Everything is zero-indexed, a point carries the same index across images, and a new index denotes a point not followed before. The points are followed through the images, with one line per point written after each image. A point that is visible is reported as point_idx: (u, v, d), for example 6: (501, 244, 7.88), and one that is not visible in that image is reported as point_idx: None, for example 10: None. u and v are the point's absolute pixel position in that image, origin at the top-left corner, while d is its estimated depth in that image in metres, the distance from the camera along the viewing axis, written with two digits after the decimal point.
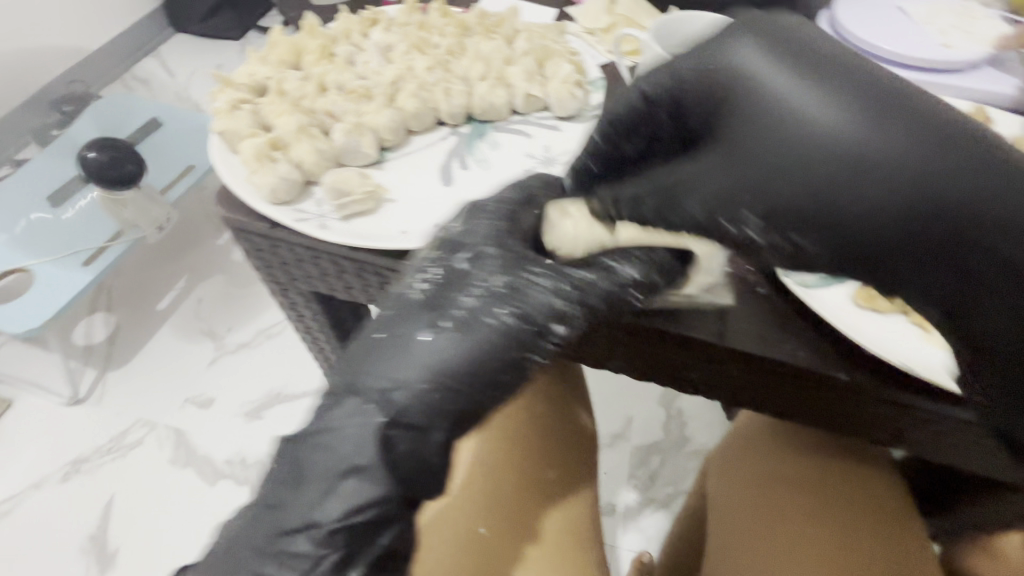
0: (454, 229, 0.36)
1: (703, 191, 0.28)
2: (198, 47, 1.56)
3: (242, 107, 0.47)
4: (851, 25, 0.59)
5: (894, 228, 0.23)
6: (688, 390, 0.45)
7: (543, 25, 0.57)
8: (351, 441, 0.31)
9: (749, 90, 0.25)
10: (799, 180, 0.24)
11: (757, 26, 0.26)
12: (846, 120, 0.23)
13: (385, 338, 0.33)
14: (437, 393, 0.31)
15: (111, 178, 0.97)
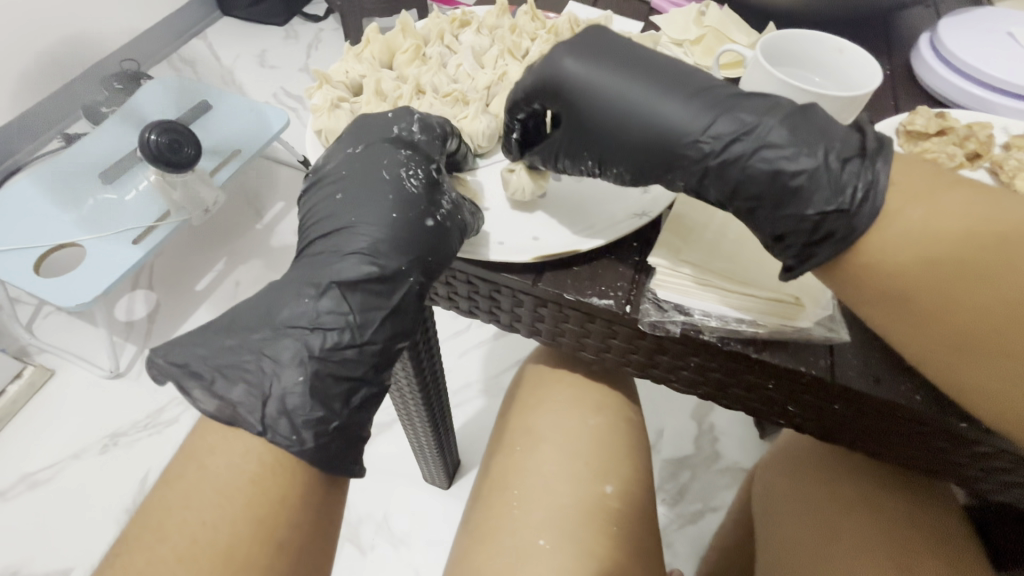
0: (413, 132, 0.44)
1: (563, 146, 0.43)
2: (246, 33, 1.57)
3: (341, 105, 0.48)
4: (955, 47, 0.56)
5: (659, 145, 0.39)
6: (779, 423, 0.44)
7: (637, 35, 0.55)
8: (331, 270, 0.39)
9: (574, 85, 0.41)
10: (612, 134, 0.40)
11: (576, 43, 0.41)
12: (625, 94, 0.39)
13: (362, 195, 0.41)
14: (404, 245, 0.40)
15: (172, 161, 1.00)
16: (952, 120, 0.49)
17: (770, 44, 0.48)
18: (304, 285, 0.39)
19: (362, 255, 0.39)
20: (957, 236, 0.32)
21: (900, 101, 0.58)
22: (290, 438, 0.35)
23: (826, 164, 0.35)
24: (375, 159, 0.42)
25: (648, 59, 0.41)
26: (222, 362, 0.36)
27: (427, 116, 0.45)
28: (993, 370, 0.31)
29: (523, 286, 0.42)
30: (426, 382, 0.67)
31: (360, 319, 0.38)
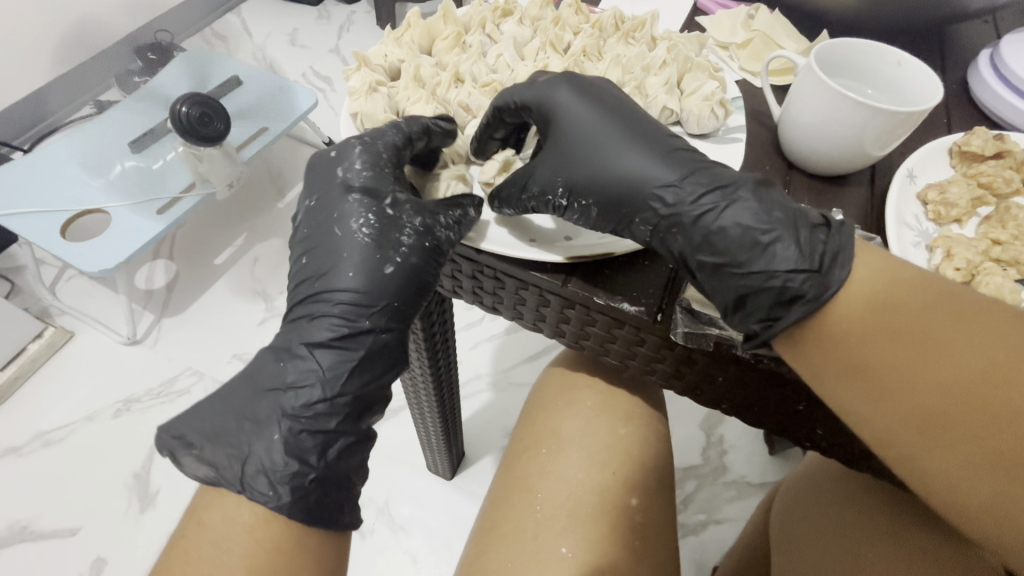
0: (360, 174, 0.43)
1: (535, 172, 0.42)
2: (280, 11, 1.57)
3: (379, 89, 0.47)
4: (1016, 64, 0.53)
5: (626, 193, 0.39)
6: (806, 445, 0.42)
7: (684, 35, 0.54)
8: (300, 329, 0.40)
9: (563, 116, 0.42)
10: (586, 167, 0.41)
11: (573, 79, 0.43)
12: (607, 134, 0.41)
13: (321, 250, 0.42)
14: (369, 295, 0.40)
15: (202, 134, 1.00)
16: (1012, 144, 0.47)
17: (825, 52, 0.46)
18: (280, 350, 0.40)
19: (325, 311, 0.40)
20: (907, 302, 0.33)
21: (953, 120, 0.55)
22: (267, 495, 0.36)
23: (794, 228, 0.36)
24: (329, 212, 0.42)
25: (613, 100, 0.42)
26: (209, 429, 0.37)
27: (372, 143, 0.44)
28: (940, 446, 0.31)
29: (553, 287, 0.41)
30: (440, 375, 0.67)
31: (337, 371, 0.39)
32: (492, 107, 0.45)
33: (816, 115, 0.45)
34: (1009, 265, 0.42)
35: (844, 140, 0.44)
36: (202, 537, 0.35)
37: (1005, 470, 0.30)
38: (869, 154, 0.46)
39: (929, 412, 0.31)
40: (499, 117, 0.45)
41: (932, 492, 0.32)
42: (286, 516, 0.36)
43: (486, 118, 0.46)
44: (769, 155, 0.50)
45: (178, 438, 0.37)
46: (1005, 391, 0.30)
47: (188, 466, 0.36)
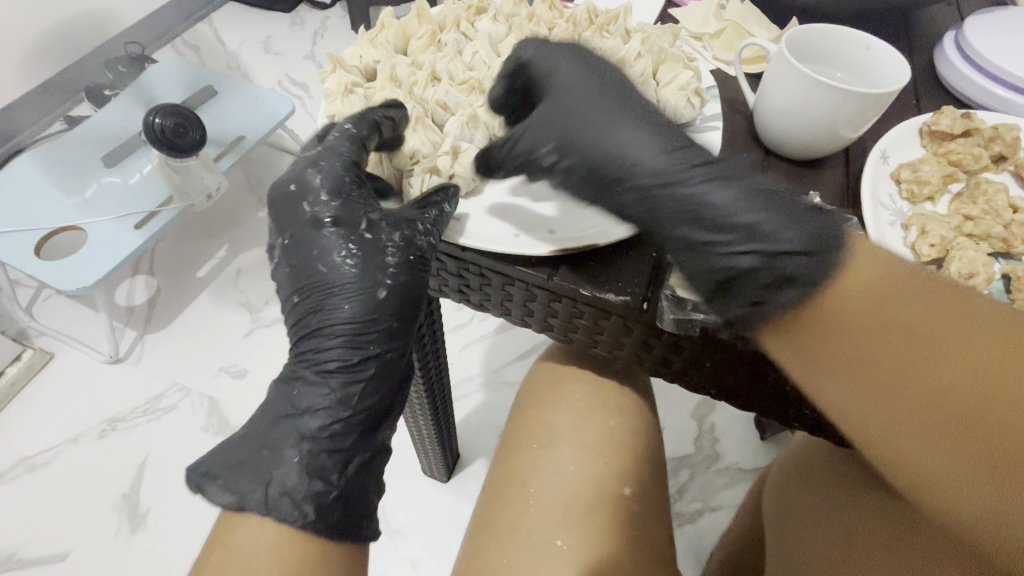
0: (328, 201, 0.41)
1: (530, 137, 0.40)
2: (252, 18, 1.55)
3: (355, 90, 0.46)
4: (978, 44, 0.55)
5: (616, 164, 0.37)
6: (794, 425, 0.42)
7: (657, 27, 0.54)
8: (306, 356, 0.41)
9: (562, 80, 0.40)
10: (581, 129, 0.38)
11: (578, 46, 0.41)
12: (608, 100, 0.38)
13: (309, 285, 0.41)
14: (369, 317, 0.40)
15: (177, 145, 0.99)
16: (978, 121, 0.48)
17: (797, 38, 0.47)
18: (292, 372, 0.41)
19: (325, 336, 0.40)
20: (914, 296, 0.31)
21: (922, 101, 0.56)
22: (292, 514, 0.36)
23: (790, 203, 0.34)
24: (309, 245, 0.42)
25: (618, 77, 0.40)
26: (231, 459, 0.38)
27: (328, 166, 0.42)
28: (945, 446, 0.30)
29: (539, 281, 0.41)
30: (431, 372, 0.66)
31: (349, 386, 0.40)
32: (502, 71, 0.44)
33: (791, 102, 0.46)
34: (980, 240, 0.43)
35: (819, 124, 0.45)
36: (230, 556, 0.35)
37: (1003, 464, 0.29)
38: (842, 138, 0.47)
39: (931, 411, 0.30)
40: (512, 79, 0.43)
41: (924, 491, 0.31)
42: (310, 527, 0.36)
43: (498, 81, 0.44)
44: (747, 143, 0.51)
45: (204, 474, 0.38)
46: (1004, 386, 0.29)
47: (213, 495, 0.36)
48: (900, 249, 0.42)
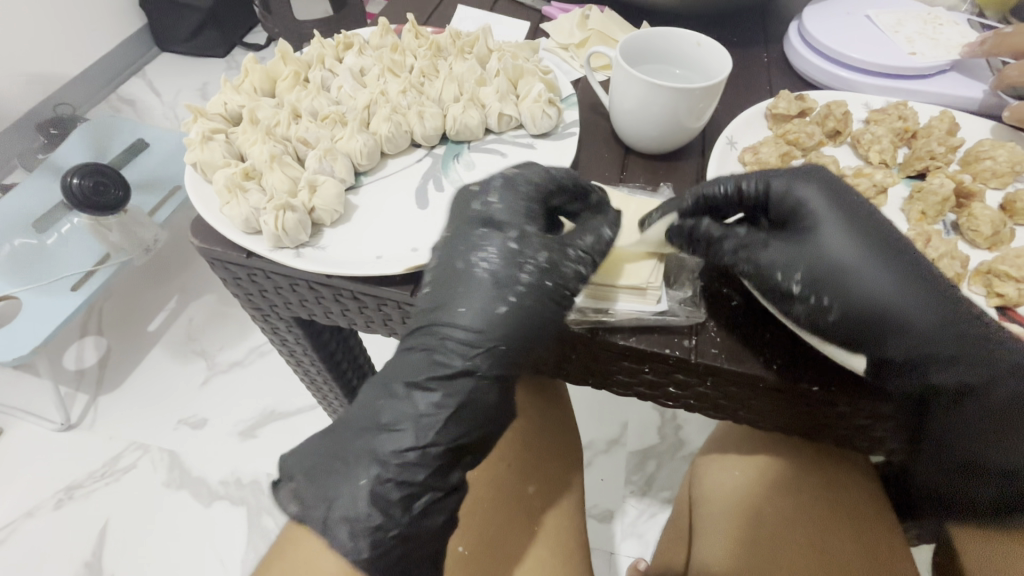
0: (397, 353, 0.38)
1: (476, 249, 0.37)
2: (183, 68, 1.56)
3: (215, 136, 0.47)
4: (815, 30, 0.59)
5: (527, 264, 0.37)
6: (671, 403, 0.45)
7: (516, 44, 0.57)
8: (428, 345, 0.37)
9: (491, 203, 0.39)
10: (502, 243, 0.38)
11: (505, 183, 0.40)
12: (510, 213, 0.38)
13: (531, 279, 0.37)
14: (508, 330, 0.36)
15: (98, 204, 0.97)
16: (811, 102, 0.52)
17: (632, 43, 0.49)
18: (413, 347, 0.37)
19: (465, 344, 0.36)
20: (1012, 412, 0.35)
21: (775, 85, 0.60)
22: None
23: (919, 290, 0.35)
24: (444, 298, 0.37)
25: (516, 192, 0.39)
26: None
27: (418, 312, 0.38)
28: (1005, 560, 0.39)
29: (403, 298, 0.42)
30: (346, 379, 0.68)
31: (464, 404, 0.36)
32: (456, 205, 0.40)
33: (635, 103, 0.49)
34: None
35: (663, 120, 0.48)
36: None
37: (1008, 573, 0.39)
38: (690, 129, 0.50)
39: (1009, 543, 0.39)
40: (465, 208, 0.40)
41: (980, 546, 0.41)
42: None
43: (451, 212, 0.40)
44: (612, 142, 0.54)
45: None
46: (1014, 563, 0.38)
47: None
48: None
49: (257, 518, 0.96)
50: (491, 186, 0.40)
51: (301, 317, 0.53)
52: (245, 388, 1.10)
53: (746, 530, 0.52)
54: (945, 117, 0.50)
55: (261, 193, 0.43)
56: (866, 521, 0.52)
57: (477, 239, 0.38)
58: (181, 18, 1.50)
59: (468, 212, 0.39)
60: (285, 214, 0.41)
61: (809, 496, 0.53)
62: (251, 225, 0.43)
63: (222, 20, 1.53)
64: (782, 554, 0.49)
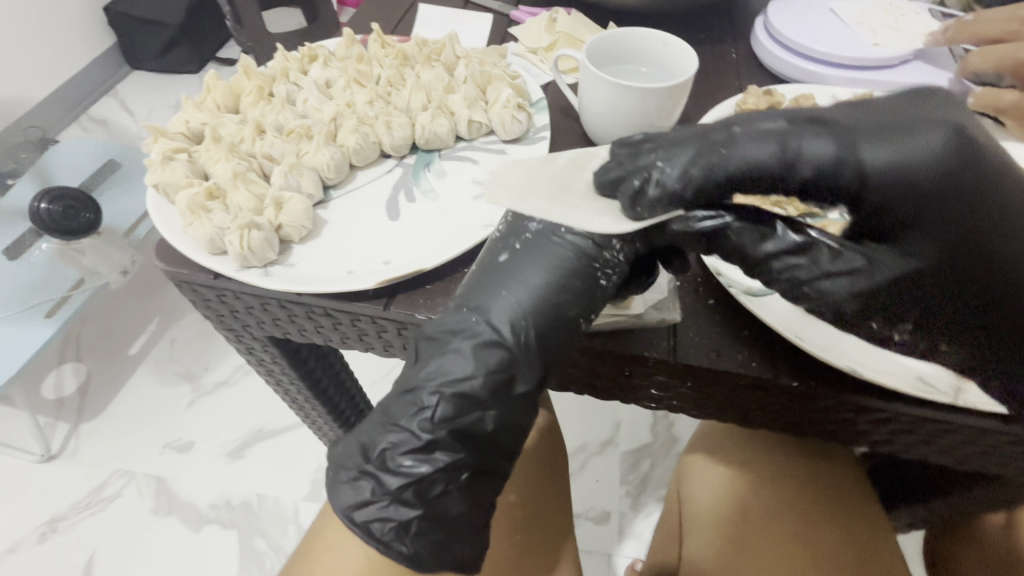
0: (426, 370, 0.35)
1: (511, 276, 0.35)
2: (155, 87, 1.53)
3: (177, 156, 0.45)
4: (780, 25, 0.59)
5: (569, 258, 0.35)
6: (654, 405, 0.44)
7: (484, 50, 0.56)
8: (454, 330, 0.35)
9: (523, 239, 0.36)
10: (536, 254, 0.35)
11: (524, 219, 0.36)
12: (536, 244, 0.35)
13: (561, 256, 0.35)
14: (541, 312, 0.34)
15: (70, 228, 0.95)
16: (779, 96, 0.53)
17: (597, 45, 0.49)
18: (442, 357, 0.35)
19: (493, 323, 0.34)
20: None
21: (744, 81, 0.60)
22: None
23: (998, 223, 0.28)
24: (483, 300, 0.35)
25: (532, 229, 0.36)
26: None
27: (445, 343, 0.35)
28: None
29: (376, 312, 0.41)
30: (330, 398, 0.67)
31: (497, 378, 0.34)
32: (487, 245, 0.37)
33: (604, 104, 0.48)
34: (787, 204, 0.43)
35: (632, 120, 0.48)
36: None
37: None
38: (660, 128, 0.49)
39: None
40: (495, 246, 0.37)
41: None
42: None
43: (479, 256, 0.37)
44: (584, 144, 0.54)
45: None
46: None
47: None
48: None
49: (249, 541, 0.94)
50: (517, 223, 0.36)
51: (276, 336, 0.51)
52: (231, 408, 1.08)
53: (735, 529, 0.52)
54: None
55: (225, 212, 0.42)
56: (853, 515, 0.52)
57: (509, 257, 0.35)
58: (152, 36, 1.48)
59: (492, 255, 0.36)
60: (251, 232, 0.40)
61: (796, 493, 0.53)
62: (216, 246, 0.41)
63: (193, 37, 1.51)
64: (772, 554, 0.49)
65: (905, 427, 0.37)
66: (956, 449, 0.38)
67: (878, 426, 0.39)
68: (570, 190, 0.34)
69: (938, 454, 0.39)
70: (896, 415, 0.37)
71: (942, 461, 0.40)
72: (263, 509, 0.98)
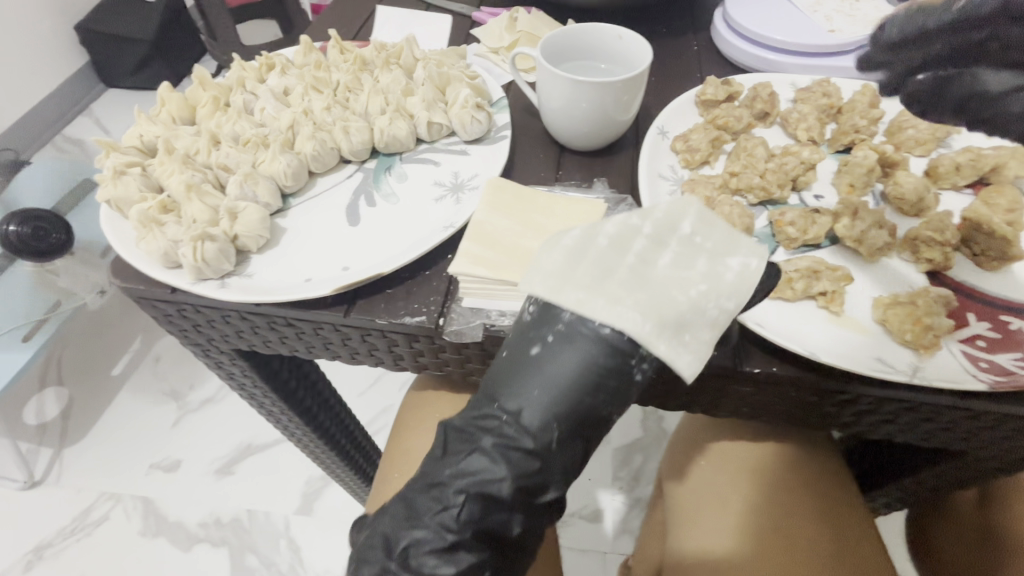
0: (453, 470, 0.34)
1: (543, 381, 0.32)
2: (132, 104, 1.51)
3: (130, 170, 0.45)
4: (738, 16, 0.59)
5: (602, 361, 0.31)
6: None
7: (443, 52, 0.56)
8: (483, 426, 0.34)
9: (556, 335, 0.32)
10: (567, 355, 0.32)
11: (560, 312, 0.32)
12: (569, 340, 0.32)
13: (591, 360, 0.31)
14: (571, 409, 0.32)
15: (43, 250, 0.93)
16: (737, 86, 0.53)
17: (553, 42, 0.49)
18: (465, 455, 0.34)
19: (521, 424, 0.32)
20: None
21: (706, 72, 0.61)
22: None
23: None
24: (508, 400, 0.33)
25: (570, 325, 0.32)
26: None
27: (472, 443, 0.34)
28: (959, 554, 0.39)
29: (336, 319, 0.41)
30: (310, 411, 0.66)
31: (527, 483, 0.33)
32: (516, 331, 0.34)
33: (561, 101, 0.48)
34: (746, 192, 0.46)
35: (590, 116, 0.48)
36: None
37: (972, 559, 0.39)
38: (619, 122, 0.49)
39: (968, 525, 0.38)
40: (523, 334, 0.33)
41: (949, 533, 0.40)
42: None
43: (509, 341, 0.34)
44: (546, 142, 0.53)
45: None
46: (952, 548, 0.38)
47: None
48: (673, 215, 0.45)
49: (240, 558, 0.93)
50: (549, 314, 0.32)
51: (243, 349, 0.51)
52: (218, 425, 1.07)
53: (717, 520, 0.52)
54: (866, 90, 0.51)
55: (179, 225, 0.42)
56: (832, 502, 0.52)
57: (537, 356, 0.32)
58: (126, 53, 1.46)
59: (523, 349, 0.33)
60: (204, 244, 0.39)
61: (776, 478, 0.53)
62: (170, 260, 0.41)
63: (168, 52, 1.49)
64: (752, 547, 0.49)
65: (868, 408, 0.38)
66: (925, 427, 0.39)
67: (846, 409, 0.39)
68: (609, 278, 0.32)
69: (903, 433, 0.40)
70: (858, 396, 0.37)
71: (906, 438, 0.41)
72: (253, 525, 0.96)
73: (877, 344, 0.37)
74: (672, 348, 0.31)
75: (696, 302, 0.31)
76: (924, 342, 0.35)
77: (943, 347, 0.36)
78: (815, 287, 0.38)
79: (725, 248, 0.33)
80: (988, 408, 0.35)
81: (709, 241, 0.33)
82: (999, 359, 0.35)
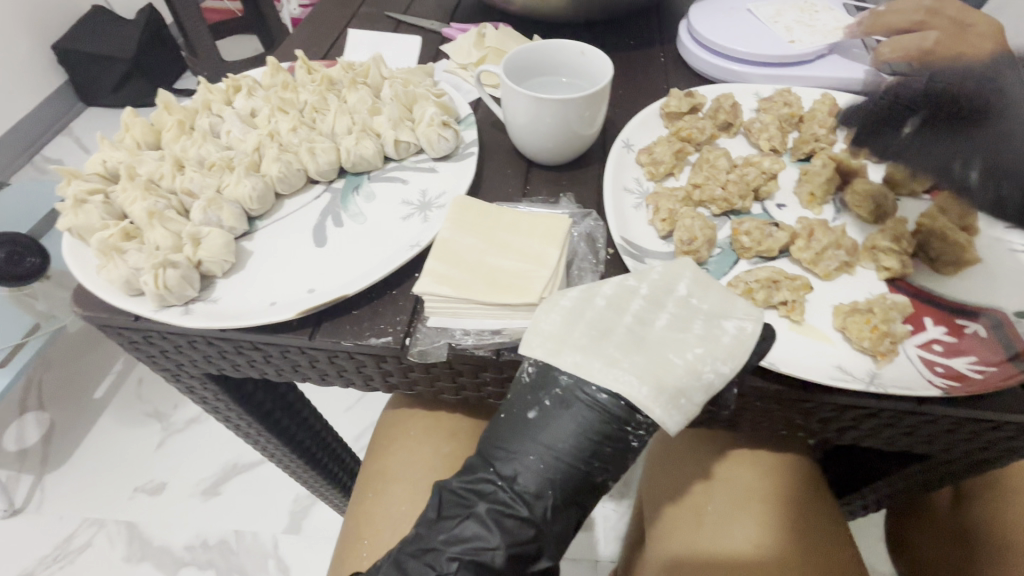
0: (450, 535, 0.37)
1: (540, 443, 0.36)
2: (114, 122, 1.50)
3: (92, 198, 0.44)
4: (700, 28, 0.60)
5: (594, 424, 0.35)
6: None
7: (409, 70, 0.57)
8: (480, 489, 0.37)
9: (554, 399, 0.36)
10: (561, 418, 0.36)
11: (559, 378, 0.36)
12: (565, 403, 0.36)
13: (584, 424, 0.36)
14: (562, 474, 0.36)
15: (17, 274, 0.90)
16: (699, 97, 0.53)
17: (515, 59, 0.50)
18: (462, 519, 0.37)
19: (516, 488, 0.36)
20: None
21: (672, 83, 0.61)
22: None
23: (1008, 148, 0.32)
24: (505, 461, 0.37)
25: (568, 390, 0.36)
26: None
27: (470, 505, 0.37)
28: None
29: (300, 342, 0.41)
30: (289, 432, 0.65)
31: (520, 551, 0.36)
32: (515, 394, 0.38)
33: (525, 117, 0.48)
34: (709, 203, 0.46)
35: (554, 132, 0.48)
36: None
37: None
38: (583, 136, 0.50)
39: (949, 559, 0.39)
40: (521, 398, 0.38)
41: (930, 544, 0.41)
42: None
43: (508, 403, 0.38)
44: (514, 157, 0.54)
45: None
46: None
47: None
48: (637, 231, 0.45)
49: None
50: (548, 379, 0.37)
51: (213, 373, 0.50)
52: (204, 445, 1.05)
53: (693, 533, 0.52)
54: (826, 100, 0.52)
55: (140, 252, 0.41)
56: (810, 514, 0.52)
57: (537, 419, 0.37)
58: (105, 71, 1.45)
59: (522, 411, 0.37)
60: (165, 271, 0.39)
61: (751, 488, 0.53)
62: (132, 287, 0.41)
63: (148, 70, 1.48)
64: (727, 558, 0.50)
65: (831, 415, 0.39)
66: (890, 432, 0.39)
67: (810, 416, 0.39)
68: (608, 339, 0.36)
69: (869, 437, 0.40)
70: (822, 404, 0.38)
71: (872, 443, 0.41)
72: (241, 547, 0.95)
73: (837, 352, 0.37)
74: (667, 411, 0.34)
75: (692, 365, 0.35)
76: (880, 349, 0.36)
77: (900, 353, 0.36)
78: (776, 297, 0.39)
79: (721, 310, 0.37)
80: (944, 412, 0.35)
81: (704, 303, 0.37)
82: (955, 364, 0.35)
